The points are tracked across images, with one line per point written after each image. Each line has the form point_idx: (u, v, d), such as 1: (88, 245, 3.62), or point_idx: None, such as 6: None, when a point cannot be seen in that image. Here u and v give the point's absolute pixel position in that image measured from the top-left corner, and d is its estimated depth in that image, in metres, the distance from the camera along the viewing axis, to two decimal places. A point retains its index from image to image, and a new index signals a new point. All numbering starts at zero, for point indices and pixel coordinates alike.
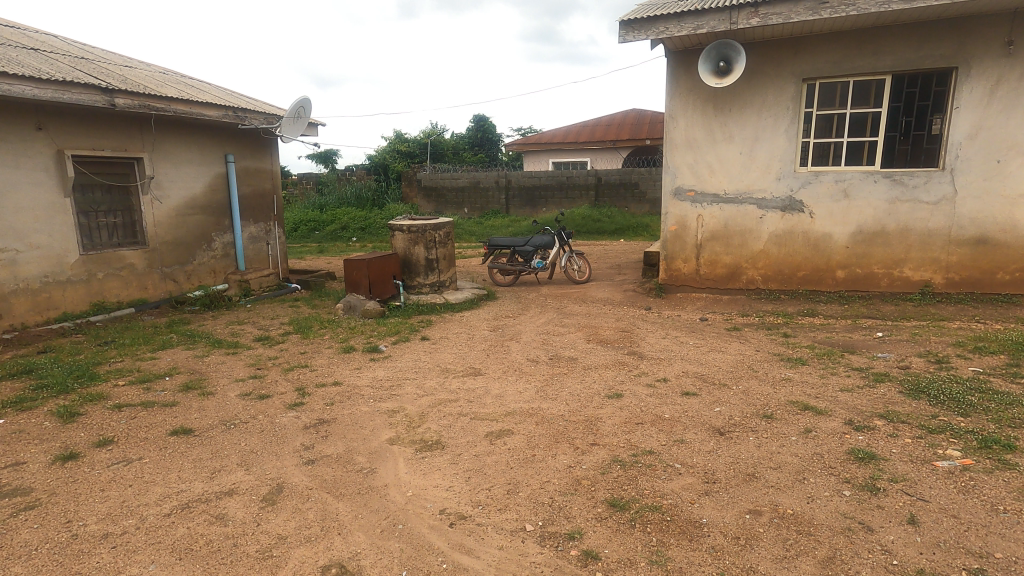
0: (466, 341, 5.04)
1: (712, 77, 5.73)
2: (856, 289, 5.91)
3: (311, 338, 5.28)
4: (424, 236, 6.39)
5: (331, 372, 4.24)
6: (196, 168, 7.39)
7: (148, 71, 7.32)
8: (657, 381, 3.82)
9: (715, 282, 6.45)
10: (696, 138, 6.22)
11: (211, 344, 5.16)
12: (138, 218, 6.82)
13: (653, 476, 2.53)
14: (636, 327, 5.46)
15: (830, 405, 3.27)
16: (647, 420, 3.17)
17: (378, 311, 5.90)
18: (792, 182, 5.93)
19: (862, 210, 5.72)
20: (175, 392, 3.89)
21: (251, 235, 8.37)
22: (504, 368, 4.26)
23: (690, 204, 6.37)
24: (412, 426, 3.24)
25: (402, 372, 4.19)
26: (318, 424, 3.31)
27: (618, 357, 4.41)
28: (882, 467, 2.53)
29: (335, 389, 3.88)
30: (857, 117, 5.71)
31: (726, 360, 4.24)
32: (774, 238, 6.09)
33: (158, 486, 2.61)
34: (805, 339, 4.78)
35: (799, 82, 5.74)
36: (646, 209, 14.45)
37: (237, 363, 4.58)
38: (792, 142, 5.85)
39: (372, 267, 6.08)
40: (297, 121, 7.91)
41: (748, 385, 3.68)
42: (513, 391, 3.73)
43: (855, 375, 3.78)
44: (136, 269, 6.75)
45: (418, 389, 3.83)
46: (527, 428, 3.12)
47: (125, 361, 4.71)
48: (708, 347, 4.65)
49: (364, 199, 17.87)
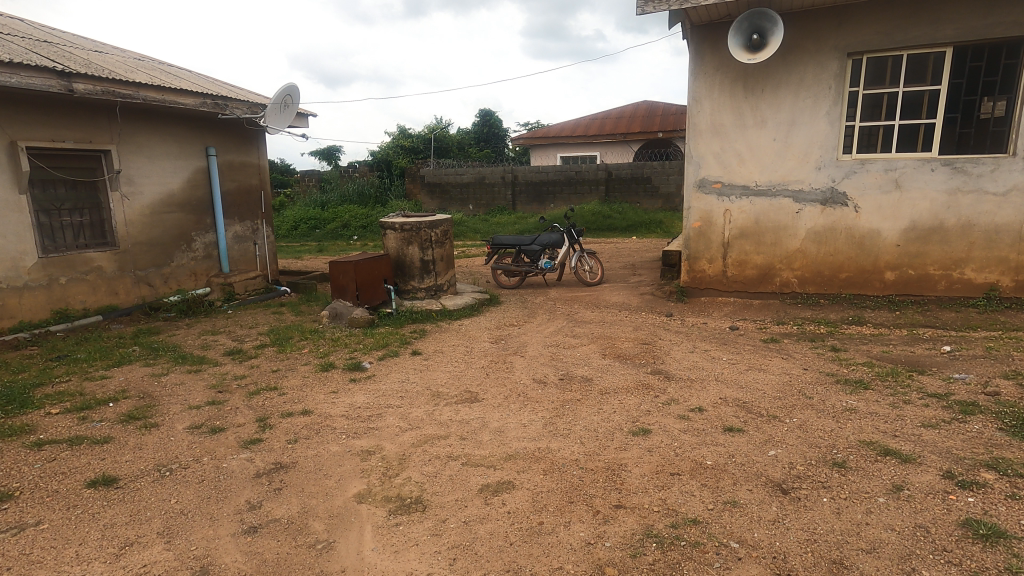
0: (463, 356, 4.39)
1: (743, 52, 5.02)
2: (908, 293, 5.20)
3: (287, 352, 4.65)
4: (418, 235, 5.74)
5: (302, 398, 3.59)
6: (173, 162, 6.78)
7: (121, 57, 6.72)
8: (691, 411, 3.15)
9: (745, 285, 5.76)
10: (723, 123, 5.52)
11: (174, 360, 4.54)
12: (107, 217, 6.23)
13: (704, 564, 1.86)
14: (658, 338, 4.77)
15: (916, 450, 2.59)
16: (685, 470, 2.49)
17: (366, 319, 5.25)
18: (833, 172, 5.22)
19: (917, 203, 5.01)
20: (113, 425, 3.25)
21: (237, 234, 7.75)
22: (506, 392, 3.59)
23: (716, 197, 5.68)
24: (388, 476, 2.58)
25: (385, 398, 3.53)
26: (272, 471, 2.66)
27: (641, 378, 3.74)
28: (1019, 552, 1.84)
29: (303, 420, 3.24)
30: (912, 96, 4.99)
31: (771, 383, 3.55)
32: (812, 235, 5.39)
33: (43, 572, 1.97)
34: (858, 355, 4.08)
35: (843, 58, 5.02)
36: (659, 205, 13.76)
37: (198, 385, 3.95)
38: (834, 126, 5.14)
39: (360, 270, 5.40)
40: (286, 111, 7.30)
41: (805, 419, 2.99)
42: (516, 425, 3.06)
43: (935, 406, 3.08)
44: (105, 273, 6.15)
45: (401, 422, 3.17)
46: (532, 481, 2.46)
47: (71, 381, 4.09)
48: (747, 365, 3.96)
49: (367, 195, 17.30)
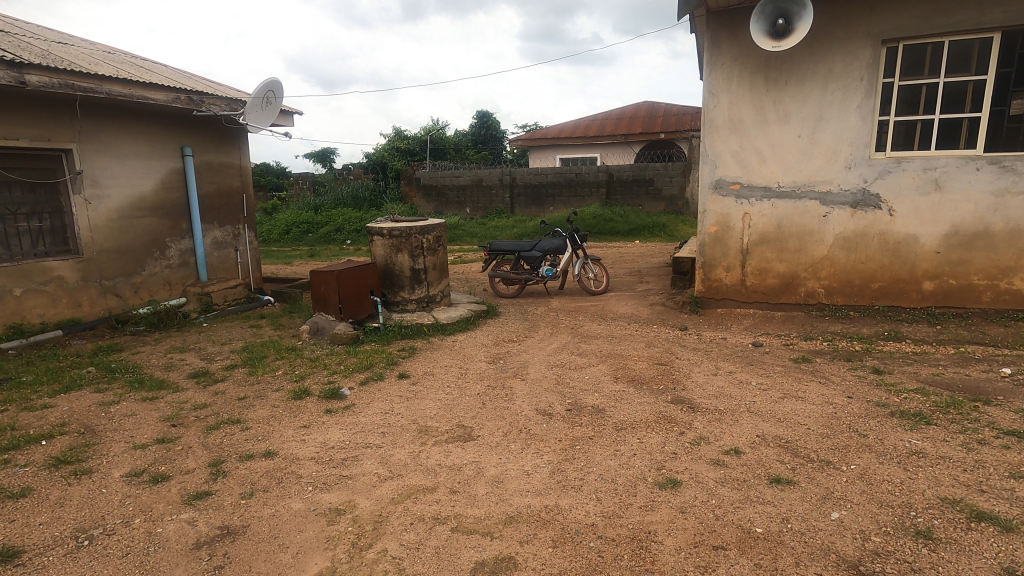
0: (456, 380, 3.88)
1: (766, 38, 4.54)
2: (949, 305, 4.71)
3: (259, 375, 4.12)
4: (408, 241, 5.23)
5: (268, 435, 3.08)
6: (144, 162, 6.27)
7: (88, 49, 6.21)
8: (726, 454, 2.64)
9: (765, 295, 5.26)
10: (742, 119, 5.04)
11: (130, 384, 4.01)
12: (69, 222, 5.71)
13: None
14: (675, 357, 4.27)
15: (1015, 512, 2.08)
16: (731, 542, 1.99)
17: (349, 336, 4.75)
18: (865, 172, 4.73)
19: (959, 205, 4.52)
20: (37, 472, 2.73)
21: (216, 240, 7.23)
22: (505, 426, 3.09)
23: (733, 199, 5.18)
24: (359, 548, 2.07)
25: (363, 436, 3.01)
26: (216, 540, 2.15)
27: (661, 410, 3.22)
28: None
29: (264, 466, 2.73)
30: (954, 88, 4.51)
31: (813, 417, 3.04)
32: (841, 241, 4.90)
33: None
34: (906, 378, 3.58)
35: (877, 45, 4.54)
36: (662, 207, 13.26)
37: (150, 417, 3.42)
38: (866, 121, 4.66)
39: (343, 281, 4.88)
40: (267, 108, 6.80)
41: (865, 465, 2.49)
42: (518, 473, 2.55)
43: (1021, 448, 2.57)
44: (67, 284, 5.63)
45: (381, 468, 2.66)
46: (539, 558, 1.95)
47: (6, 412, 3.57)
48: (781, 392, 3.46)
49: (361, 199, 16.77)
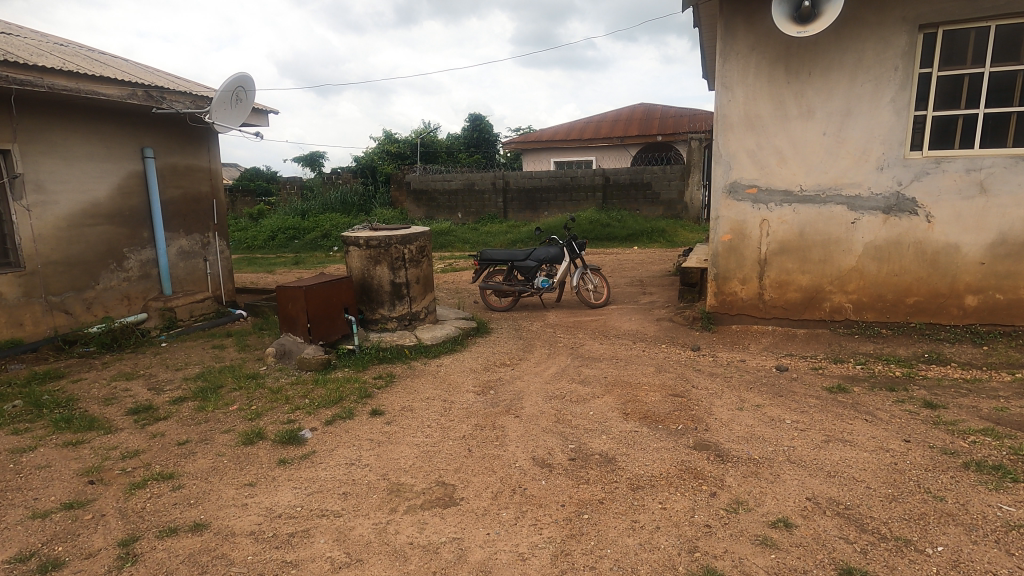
0: (438, 418, 3.31)
1: (790, 23, 4.02)
2: (994, 323, 4.20)
3: (209, 411, 3.53)
4: (387, 252, 4.66)
5: (204, 497, 2.50)
6: (98, 165, 5.68)
7: (36, 40, 5.63)
8: (774, 528, 2.09)
9: (786, 311, 4.73)
10: (760, 114, 4.51)
11: (56, 422, 3.41)
12: (9, 231, 5.09)
13: None
14: (692, 386, 3.72)
15: None
16: None
17: (319, 362, 4.17)
18: (899, 173, 4.22)
19: (1007, 211, 4.01)
20: None
21: (182, 250, 6.63)
22: (495, 485, 2.52)
23: (750, 204, 4.65)
24: None
25: (320, 499, 2.44)
26: None
27: (683, 460, 2.67)
28: None
29: (189, 545, 2.15)
30: (1001, 79, 4.00)
31: (871, 470, 2.50)
32: (872, 251, 4.38)
33: None
34: (968, 415, 3.04)
35: (914, 31, 4.04)
36: (660, 212, 12.76)
37: (66, 470, 2.82)
38: (901, 117, 4.15)
39: (312, 298, 4.29)
40: (237, 107, 6.23)
41: (957, 547, 1.93)
42: (510, 561, 1.98)
43: None
44: (5, 300, 5.01)
45: (336, 550, 2.08)
46: None
47: None
48: (824, 433, 2.91)
49: (349, 204, 16.18)
